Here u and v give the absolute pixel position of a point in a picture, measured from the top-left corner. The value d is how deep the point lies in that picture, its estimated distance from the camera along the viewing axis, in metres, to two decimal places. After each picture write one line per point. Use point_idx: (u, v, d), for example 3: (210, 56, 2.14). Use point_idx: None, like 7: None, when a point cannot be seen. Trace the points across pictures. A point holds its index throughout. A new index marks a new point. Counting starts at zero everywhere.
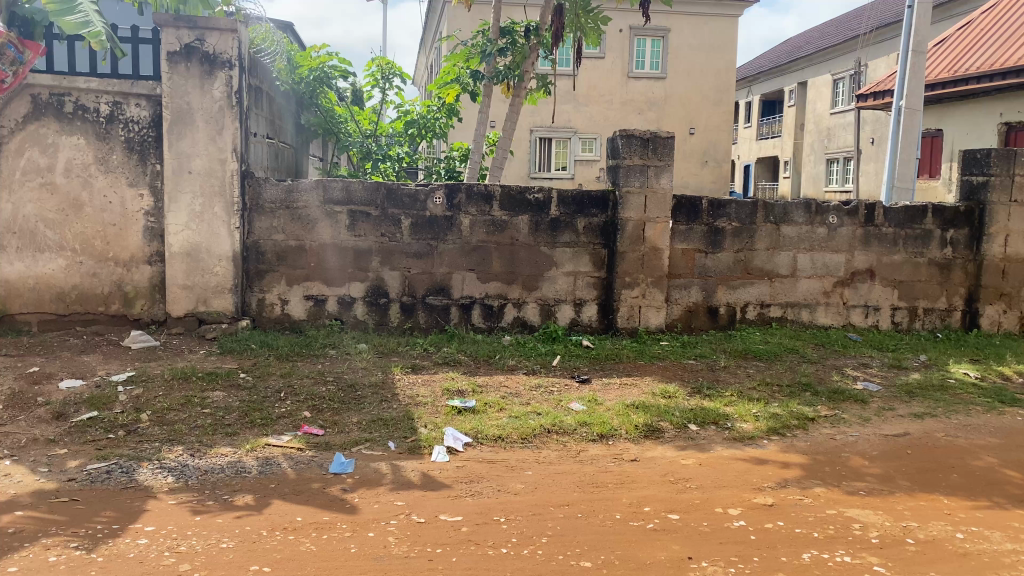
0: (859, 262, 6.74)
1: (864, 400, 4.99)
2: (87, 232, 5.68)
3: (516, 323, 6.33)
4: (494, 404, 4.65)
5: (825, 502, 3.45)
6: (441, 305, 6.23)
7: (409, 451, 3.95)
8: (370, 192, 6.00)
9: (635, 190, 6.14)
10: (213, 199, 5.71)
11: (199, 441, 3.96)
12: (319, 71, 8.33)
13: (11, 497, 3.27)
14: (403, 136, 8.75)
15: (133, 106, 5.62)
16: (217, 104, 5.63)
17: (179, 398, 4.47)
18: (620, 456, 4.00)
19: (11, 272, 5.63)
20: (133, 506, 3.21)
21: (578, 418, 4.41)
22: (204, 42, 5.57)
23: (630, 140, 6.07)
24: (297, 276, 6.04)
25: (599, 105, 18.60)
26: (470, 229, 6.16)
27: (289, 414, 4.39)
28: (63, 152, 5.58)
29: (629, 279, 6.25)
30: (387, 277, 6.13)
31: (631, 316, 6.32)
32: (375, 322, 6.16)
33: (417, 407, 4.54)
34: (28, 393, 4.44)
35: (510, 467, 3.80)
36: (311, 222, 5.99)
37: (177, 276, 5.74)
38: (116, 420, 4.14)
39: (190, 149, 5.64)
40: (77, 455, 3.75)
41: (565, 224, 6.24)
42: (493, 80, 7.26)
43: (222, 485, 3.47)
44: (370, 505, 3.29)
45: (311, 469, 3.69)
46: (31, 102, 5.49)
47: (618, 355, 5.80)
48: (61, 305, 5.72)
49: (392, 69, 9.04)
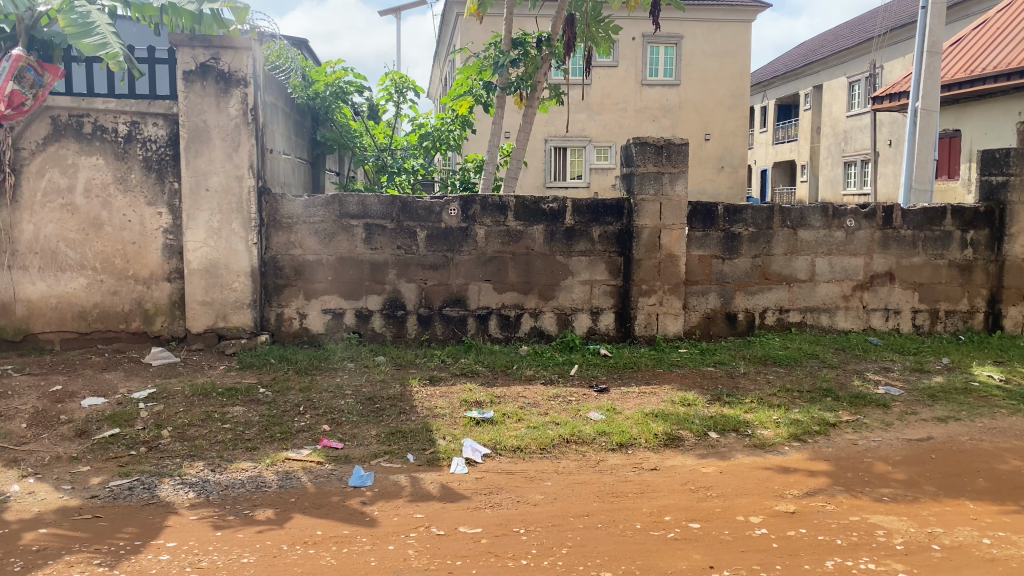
0: (878, 265, 6.69)
1: (885, 405, 4.94)
2: (107, 251, 5.73)
3: (533, 332, 6.33)
4: (513, 415, 4.64)
5: (848, 509, 3.42)
6: (458, 316, 6.24)
7: (429, 463, 3.95)
8: (386, 205, 6.03)
9: (650, 198, 6.14)
10: (230, 215, 5.75)
11: (220, 456, 3.98)
12: (335, 86, 8.41)
13: (36, 515, 3.30)
14: (418, 149, 8.74)
15: (150, 125, 5.68)
16: (233, 121, 5.69)
17: (199, 413, 4.50)
18: (640, 465, 3.98)
19: (33, 291, 5.69)
20: (155, 522, 3.23)
21: (597, 428, 4.39)
22: (219, 60, 5.63)
23: (644, 147, 6.08)
24: (314, 290, 6.06)
25: (613, 113, 18.61)
26: (485, 240, 6.17)
27: (309, 428, 4.40)
28: (83, 172, 5.64)
29: (646, 287, 6.25)
30: (404, 289, 6.15)
31: (649, 324, 6.31)
32: (393, 335, 6.18)
33: (435, 419, 4.55)
34: (51, 412, 4.48)
35: (530, 477, 3.79)
36: (327, 236, 6.02)
37: (197, 292, 5.78)
38: (138, 436, 4.17)
39: (207, 166, 5.70)
40: (100, 472, 3.78)
41: (581, 233, 6.24)
42: (505, 90, 7.25)
43: (243, 500, 3.49)
44: (390, 517, 3.29)
45: (331, 482, 3.70)
46: (51, 123, 5.56)
47: (636, 363, 5.79)
48: (83, 323, 5.78)
49: (406, 82, 9.09)
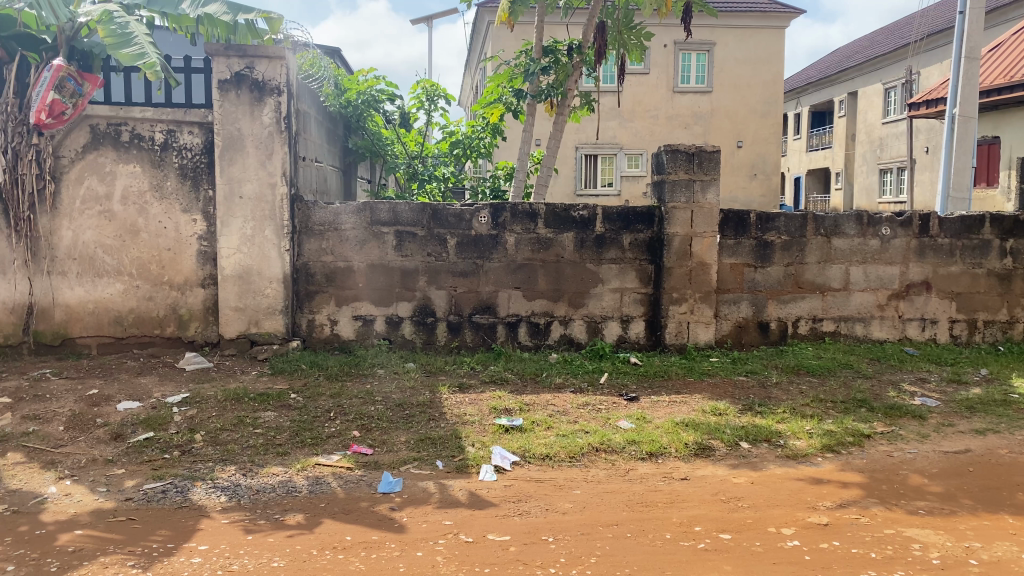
0: (914, 274, 6.58)
1: (922, 416, 4.85)
2: (144, 257, 5.83)
3: (562, 340, 6.31)
4: (542, 423, 4.63)
5: (883, 522, 3.36)
6: (487, 324, 6.24)
7: (457, 470, 3.96)
8: (416, 212, 6.06)
9: (681, 205, 6.10)
10: (263, 222, 5.82)
11: (252, 460, 4.02)
12: (367, 95, 8.50)
13: (72, 516, 3.36)
14: (449, 157, 8.79)
15: (186, 133, 5.77)
16: (267, 130, 5.76)
17: (231, 418, 4.55)
18: (670, 475, 3.95)
19: (71, 296, 5.79)
20: (188, 525, 3.26)
21: (626, 436, 4.37)
22: (253, 69, 5.70)
23: (675, 154, 6.04)
24: (345, 297, 6.11)
25: (644, 120, 18.53)
26: (515, 248, 6.17)
27: (339, 433, 4.43)
28: (120, 180, 5.74)
29: (677, 295, 6.21)
30: (434, 296, 6.17)
31: (679, 333, 6.27)
32: (423, 341, 6.20)
33: (465, 426, 4.55)
34: (87, 414, 4.55)
35: (559, 486, 3.78)
36: (358, 243, 6.06)
37: (230, 298, 5.85)
38: (171, 440, 4.23)
39: (241, 174, 5.77)
40: (134, 475, 3.84)
41: (612, 240, 6.22)
42: (536, 98, 7.25)
43: (274, 504, 3.52)
44: (418, 524, 3.30)
45: (360, 488, 3.71)
46: (90, 132, 5.67)
47: (667, 372, 5.74)
48: (120, 328, 5.87)
49: (437, 90, 9.14)
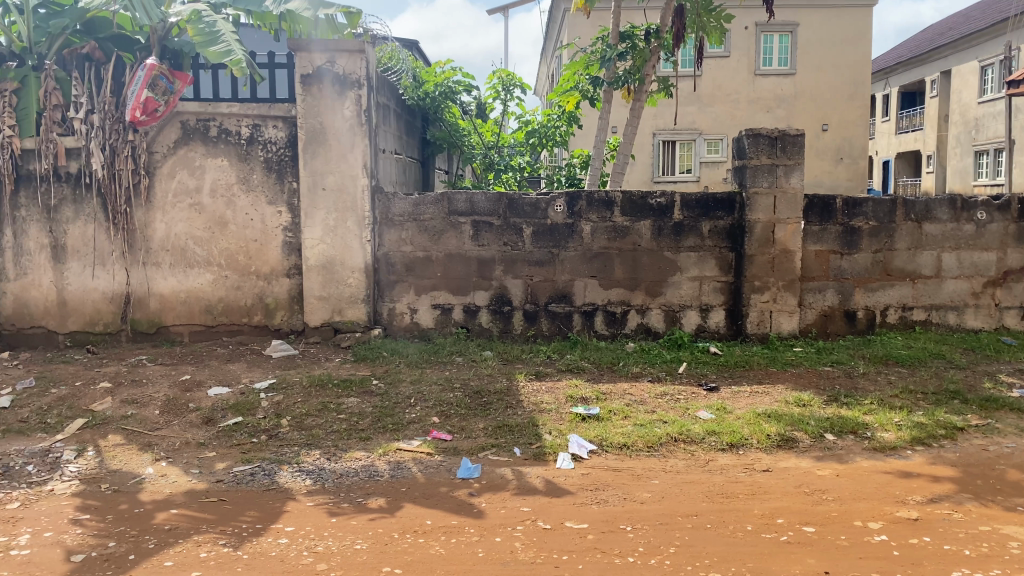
0: (1012, 260, 6.33)
1: (1021, 409, 4.63)
2: (232, 248, 6.03)
3: (640, 329, 6.26)
4: (619, 412, 4.61)
5: (978, 518, 3.23)
6: (564, 313, 6.24)
7: (535, 457, 3.98)
8: (492, 202, 6.09)
9: (763, 191, 5.97)
10: (345, 213, 5.95)
11: (336, 444, 4.14)
12: (444, 87, 8.47)
13: (167, 496, 3.52)
14: (525, 146, 8.80)
15: (271, 127, 5.93)
16: (348, 123, 5.88)
17: (315, 404, 4.68)
18: (752, 466, 3.88)
19: (165, 286, 6.05)
20: (275, 507, 3.38)
21: (706, 427, 4.31)
22: (334, 63, 5.82)
23: (757, 139, 5.92)
24: (424, 286, 6.20)
25: (724, 105, 18.12)
26: (592, 236, 6.14)
27: (419, 419, 4.51)
28: (210, 174, 5.95)
29: (758, 284, 6.09)
30: (510, 285, 6.20)
31: (761, 322, 6.14)
32: (500, 330, 6.25)
33: (542, 414, 4.57)
34: (181, 399, 4.76)
35: (637, 475, 3.76)
36: (436, 233, 6.13)
37: (314, 287, 6.01)
38: (259, 425, 4.38)
39: (324, 167, 5.91)
40: (225, 458, 3.99)
41: (690, 228, 6.13)
42: (613, 85, 7.18)
43: (357, 488, 3.61)
44: (497, 510, 3.33)
45: (440, 474, 3.77)
46: (181, 128, 5.89)
47: (748, 362, 5.64)
48: (210, 316, 6.10)
49: (513, 80, 9.15)
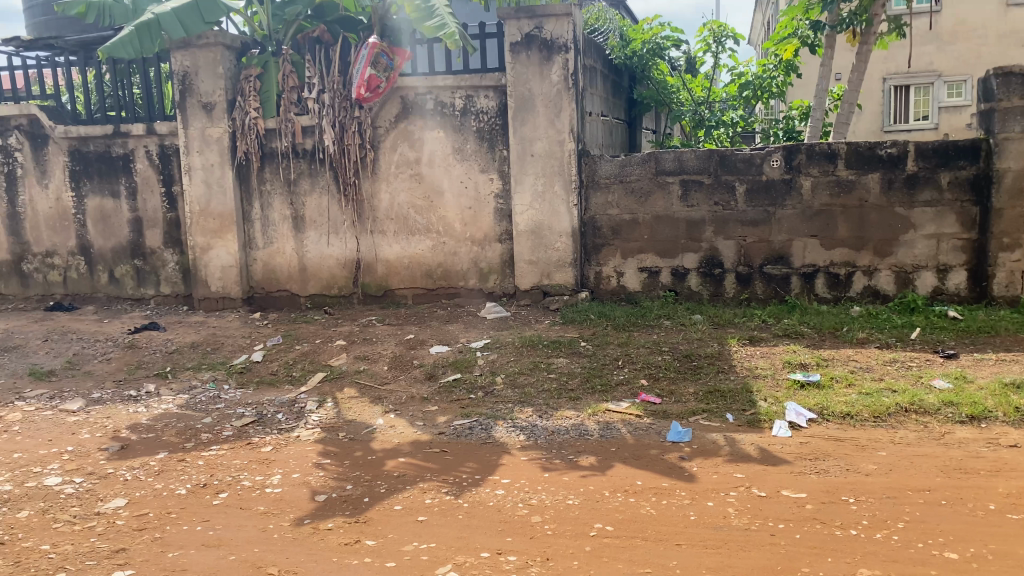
0: None
1: None
2: (449, 215, 6.33)
3: (866, 292, 5.86)
4: (842, 379, 4.37)
5: None
6: (780, 275, 5.97)
7: (748, 424, 3.88)
8: (703, 160, 5.93)
9: (1016, 136, 5.39)
10: (553, 178, 6.04)
11: (548, 403, 4.27)
12: (652, 43, 8.23)
13: (396, 445, 3.81)
14: (738, 100, 8.44)
15: (483, 97, 6.13)
16: (555, 88, 5.94)
17: (528, 363, 4.84)
18: (997, 441, 3.53)
19: (390, 252, 6.47)
20: (492, 460, 3.55)
21: (942, 397, 3.97)
22: (542, 29, 5.89)
23: (1008, 78, 5.35)
24: (632, 249, 6.17)
25: (968, 42, 15.23)
26: (811, 193, 5.81)
27: (628, 381, 4.53)
28: (427, 145, 6.26)
29: (1008, 241, 5.50)
30: (722, 246, 6.02)
31: (1010, 284, 5.56)
32: (711, 293, 6.10)
33: (756, 380, 4.43)
34: (405, 356, 5.11)
35: (862, 446, 3.55)
36: (645, 195, 6.08)
37: (525, 252, 6.18)
38: (476, 381, 4.60)
39: (533, 133, 6.02)
40: (445, 412, 4.24)
41: (926, 180, 5.62)
42: (836, 28, 6.68)
43: (569, 445, 3.70)
44: (709, 474, 3.29)
45: (650, 436, 3.78)
46: (400, 102, 6.23)
47: (994, 328, 5.10)
48: (430, 280, 6.46)
49: (725, 31, 8.78)
